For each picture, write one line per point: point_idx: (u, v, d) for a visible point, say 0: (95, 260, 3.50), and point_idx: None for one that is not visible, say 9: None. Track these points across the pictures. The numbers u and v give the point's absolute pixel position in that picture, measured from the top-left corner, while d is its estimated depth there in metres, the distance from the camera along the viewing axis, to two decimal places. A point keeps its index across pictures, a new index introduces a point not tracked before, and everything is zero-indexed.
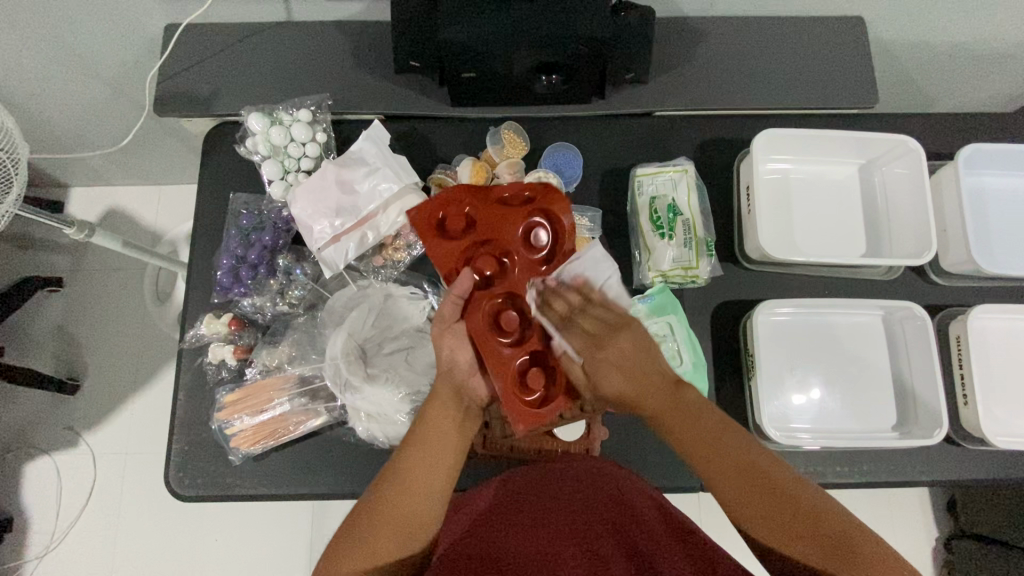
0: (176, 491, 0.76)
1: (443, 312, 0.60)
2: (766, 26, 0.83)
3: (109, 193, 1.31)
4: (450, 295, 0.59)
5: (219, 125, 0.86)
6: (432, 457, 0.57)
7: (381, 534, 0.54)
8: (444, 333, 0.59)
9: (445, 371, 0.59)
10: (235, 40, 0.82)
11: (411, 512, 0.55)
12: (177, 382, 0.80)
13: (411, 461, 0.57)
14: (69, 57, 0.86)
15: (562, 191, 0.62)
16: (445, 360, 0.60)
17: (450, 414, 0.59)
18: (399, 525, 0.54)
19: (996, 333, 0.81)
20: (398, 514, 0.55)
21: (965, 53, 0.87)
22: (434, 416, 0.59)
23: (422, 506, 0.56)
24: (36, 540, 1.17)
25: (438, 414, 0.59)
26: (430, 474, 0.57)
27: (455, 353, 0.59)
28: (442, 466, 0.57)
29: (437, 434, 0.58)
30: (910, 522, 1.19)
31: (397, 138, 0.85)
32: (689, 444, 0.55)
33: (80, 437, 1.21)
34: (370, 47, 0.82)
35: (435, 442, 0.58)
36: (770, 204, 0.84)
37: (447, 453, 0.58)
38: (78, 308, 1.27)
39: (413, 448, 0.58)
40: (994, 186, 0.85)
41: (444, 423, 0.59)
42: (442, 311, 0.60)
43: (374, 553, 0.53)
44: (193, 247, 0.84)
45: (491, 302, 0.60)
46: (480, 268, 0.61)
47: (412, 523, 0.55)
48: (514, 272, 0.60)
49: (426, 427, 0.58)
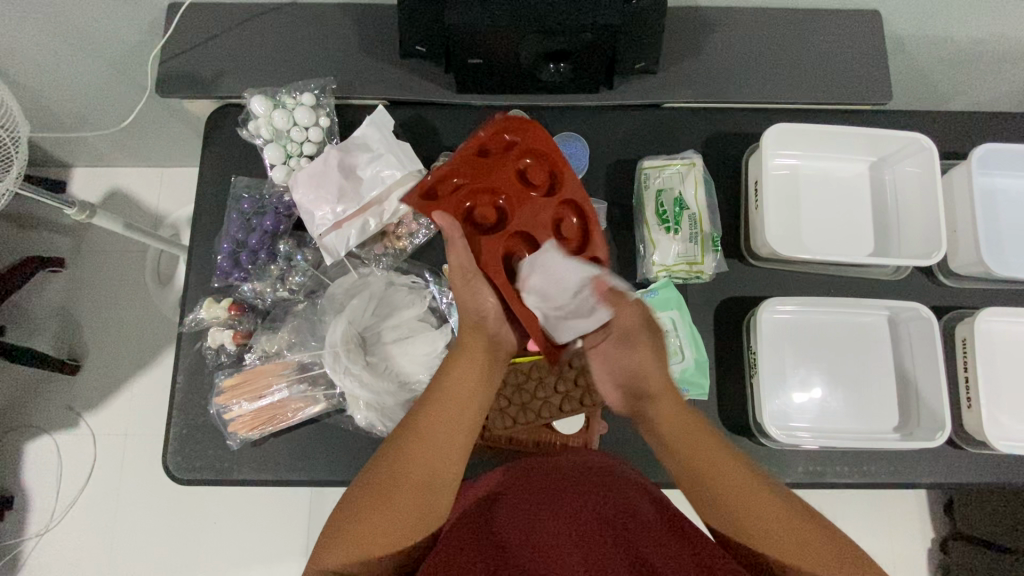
0: (173, 473, 0.76)
1: (459, 261, 0.63)
2: (782, 18, 0.81)
3: (111, 174, 1.30)
4: (459, 246, 0.63)
5: (222, 107, 0.85)
6: (457, 413, 0.60)
7: (402, 491, 0.56)
8: (469, 280, 0.63)
9: (473, 321, 0.64)
10: (238, 20, 0.81)
11: (432, 469, 0.57)
12: (176, 366, 0.80)
13: (435, 418, 0.59)
14: (70, 34, 0.84)
15: (535, 121, 0.68)
16: (474, 309, 0.64)
17: (473, 373, 0.63)
18: (420, 482, 0.57)
19: (1003, 336, 0.80)
20: (421, 470, 0.57)
21: (983, 50, 0.85)
22: (460, 375, 0.62)
23: (444, 462, 0.58)
24: (36, 518, 1.18)
25: (460, 374, 0.62)
26: (451, 428, 0.60)
27: (484, 301, 0.63)
28: (463, 426, 0.60)
29: (462, 390, 0.61)
30: (907, 523, 1.19)
31: (402, 124, 0.84)
32: (701, 465, 0.61)
33: (81, 417, 1.21)
34: (376, 32, 0.81)
35: (457, 398, 0.61)
36: (778, 201, 0.83)
37: (468, 411, 0.61)
38: (79, 289, 1.27)
39: (436, 406, 0.60)
40: (1007, 188, 0.84)
41: (467, 376, 0.62)
42: (460, 261, 0.63)
43: (393, 512, 0.55)
44: (195, 231, 0.83)
45: (498, 246, 0.65)
46: (481, 218, 0.66)
47: (432, 479, 0.57)
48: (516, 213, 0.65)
49: (450, 385, 0.61)
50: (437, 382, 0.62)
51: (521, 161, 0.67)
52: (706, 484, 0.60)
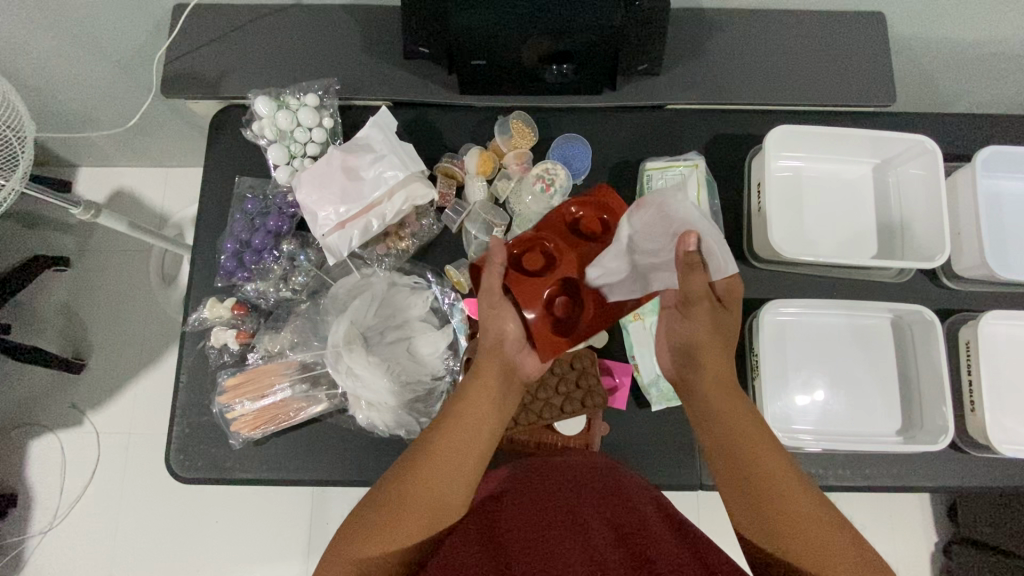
0: (175, 472, 0.76)
1: (489, 280, 0.64)
2: (785, 20, 0.81)
3: (117, 174, 1.31)
4: (495, 265, 0.63)
5: (226, 108, 0.85)
6: (469, 439, 0.61)
7: (409, 513, 0.55)
8: (497, 303, 0.64)
9: (494, 343, 0.65)
10: (243, 21, 0.81)
11: (440, 493, 0.57)
12: (179, 365, 0.80)
13: (449, 442, 0.60)
14: (76, 35, 0.85)
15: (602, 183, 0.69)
16: (495, 330, 0.65)
17: (486, 400, 0.63)
18: (429, 505, 0.56)
19: (1007, 339, 0.80)
20: (430, 494, 0.57)
21: (987, 52, 0.84)
22: (474, 400, 0.63)
23: (454, 488, 0.58)
24: (40, 515, 1.18)
25: (473, 402, 0.63)
26: (463, 455, 0.60)
27: (505, 325, 0.64)
28: (475, 450, 0.60)
29: (476, 416, 0.62)
30: (909, 527, 1.18)
31: (405, 125, 0.84)
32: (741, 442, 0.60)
33: (85, 415, 1.22)
34: (380, 33, 0.81)
35: (470, 425, 0.61)
36: (781, 202, 0.83)
37: (480, 434, 0.62)
38: (84, 288, 1.27)
39: (447, 429, 0.61)
40: (1012, 190, 0.84)
41: (481, 405, 0.63)
42: (488, 281, 0.63)
43: (400, 532, 0.55)
44: (199, 231, 0.83)
45: (533, 254, 0.64)
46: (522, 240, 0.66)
47: (440, 505, 0.57)
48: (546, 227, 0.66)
49: (464, 409, 0.62)
50: (451, 409, 0.63)
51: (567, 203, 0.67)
52: (733, 435, 0.60)
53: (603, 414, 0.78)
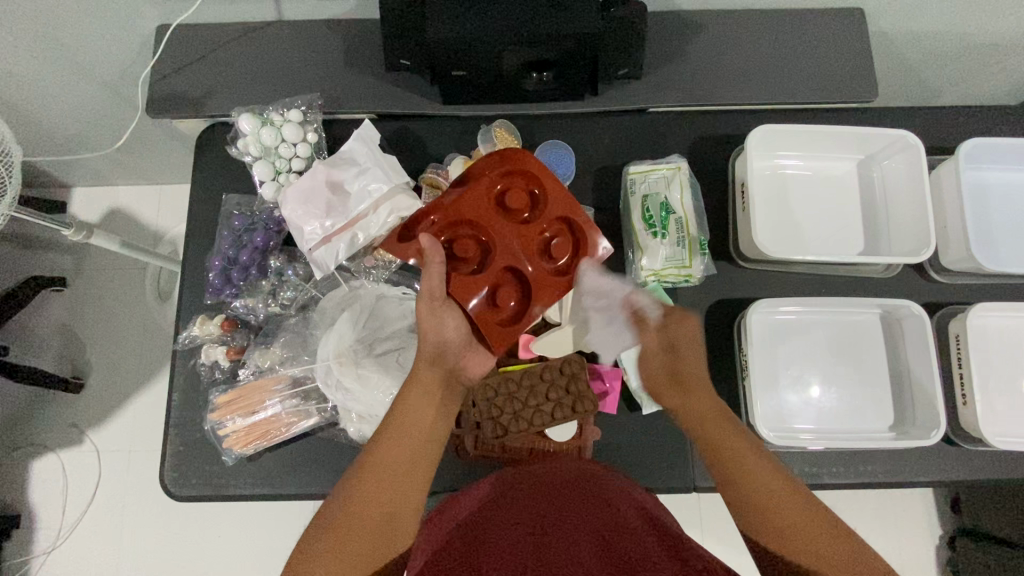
0: (171, 490, 0.77)
1: (428, 286, 0.61)
2: (763, 20, 0.82)
3: (111, 193, 1.32)
4: (434, 268, 0.61)
5: (212, 125, 0.86)
6: (413, 446, 0.58)
7: (360, 529, 0.53)
8: (436, 308, 0.61)
9: (433, 353, 0.62)
10: (225, 40, 0.82)
11: (389, 504, 0.55)
12: (172, 383, 0.80)
13: (390, 452, 0.57)
14: (62, 58, 0.85)
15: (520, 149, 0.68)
16: (434, 340, 0.62)
17: (428, 400, 0.60)
18: (376, 521, 0.54)
19: (996, 331, 0.80)
20: (377, 508, 0.54)
21: (968, 43, 0.84)
22: (416, 403, 0.60)
23: (404, 498, 0.56)
24: (43, 536, 1.19)
25: (416, 407, 0.60)
26: (411, 463, 0.57)
27: (445, 326, 0.62)
28: (421, 456, 0.58)
29: (419, 421, 0.59)
30: (912, 522, 1.18)
31: (389, 139, 0.85)
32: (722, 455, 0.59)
33: (85, 435, 1.23)
34: (362, 46, 0.82)
35: (417, 431, 0.59)
36: (766, 201, 0.83)
37: (425, 443, 0.59)
38: (81, 307, 1.28)
39: (393, 440, 0.58)
40: (996, 181, 0.83)
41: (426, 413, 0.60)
42: (429, 286, 0.61)
43: (351, 550, 0.52)
44: (188, 248, 0.84)
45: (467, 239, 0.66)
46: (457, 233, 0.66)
47: (390, 517, 0.54)
48: (472, 206, 0.66)
49: (405, 414, 0.59)
50: (391, 413, 0.60)
51: (500, 185, 0.67)
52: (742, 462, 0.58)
53: (595, 419, 0.78)
